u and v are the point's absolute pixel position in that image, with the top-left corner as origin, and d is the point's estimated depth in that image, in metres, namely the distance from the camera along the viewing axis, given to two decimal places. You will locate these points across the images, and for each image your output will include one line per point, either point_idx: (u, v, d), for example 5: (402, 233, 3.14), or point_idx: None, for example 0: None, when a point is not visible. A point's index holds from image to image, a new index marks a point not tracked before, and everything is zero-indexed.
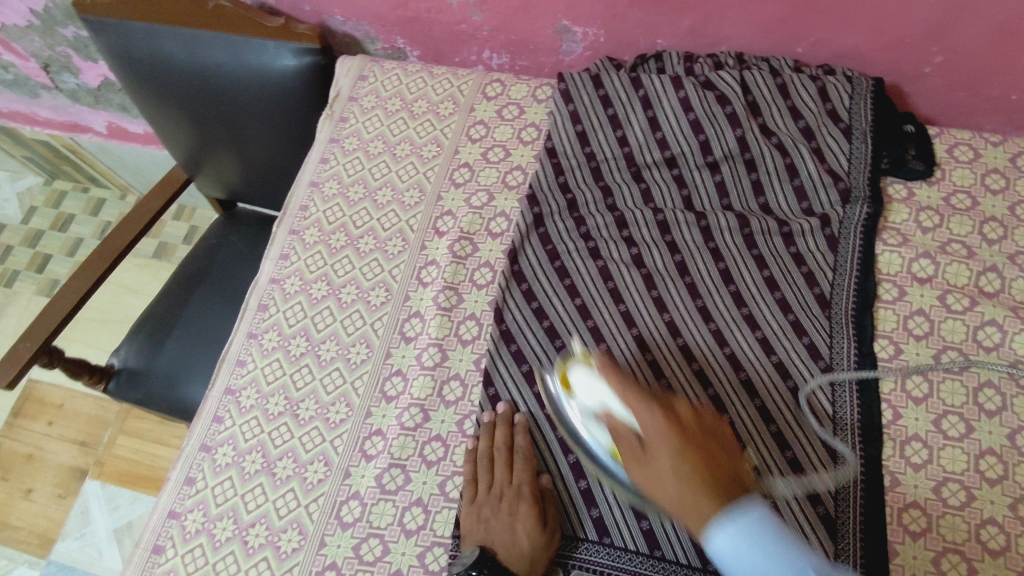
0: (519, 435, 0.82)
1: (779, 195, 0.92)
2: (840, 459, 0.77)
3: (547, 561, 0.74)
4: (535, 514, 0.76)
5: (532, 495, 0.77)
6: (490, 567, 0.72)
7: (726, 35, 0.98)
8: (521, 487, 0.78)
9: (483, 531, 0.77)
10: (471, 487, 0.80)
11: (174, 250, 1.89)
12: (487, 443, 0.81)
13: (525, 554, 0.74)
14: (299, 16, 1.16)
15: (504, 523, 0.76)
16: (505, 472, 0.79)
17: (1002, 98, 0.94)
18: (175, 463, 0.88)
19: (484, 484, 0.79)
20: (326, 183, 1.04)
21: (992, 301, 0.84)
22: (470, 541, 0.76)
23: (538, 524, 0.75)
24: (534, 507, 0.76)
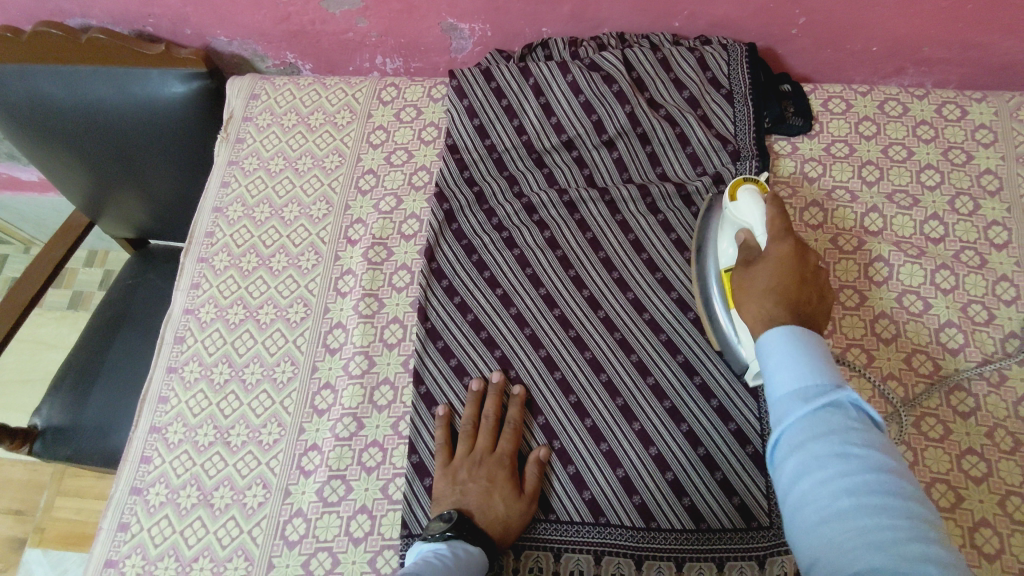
0: (511, 407, 0.84)
1: (675, 163, 0.96)
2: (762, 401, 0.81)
3: (519, 526, 0.77)
4: (512, 483, 0.79)
5: (512, 464, 0.80)
6: (468, 529, 0.74)
7: (605, 17, 1.01)
8: (504, 455, 0.81)
9: (457, 493, 0.78)
10: (447, 452, 0.82)
11: (90, 298, 1.81)
12: (473, 411, 0.84)
13: (500, 517, 0.76)
14: (181, 41, 1.14)
15: (480, 487, 0.78)
16: (489, 440, 0.82)
17: (864, 51, 1.01)
18: (105, 510, 0.85)
19: (463, 450, 0.82)
20: (230, 207, 1.03)
21: (877, 239, 0.90)
22: (445, 502, 0.78)
23: (515, 493, 0.78)
24: (513, 476, 0.80)
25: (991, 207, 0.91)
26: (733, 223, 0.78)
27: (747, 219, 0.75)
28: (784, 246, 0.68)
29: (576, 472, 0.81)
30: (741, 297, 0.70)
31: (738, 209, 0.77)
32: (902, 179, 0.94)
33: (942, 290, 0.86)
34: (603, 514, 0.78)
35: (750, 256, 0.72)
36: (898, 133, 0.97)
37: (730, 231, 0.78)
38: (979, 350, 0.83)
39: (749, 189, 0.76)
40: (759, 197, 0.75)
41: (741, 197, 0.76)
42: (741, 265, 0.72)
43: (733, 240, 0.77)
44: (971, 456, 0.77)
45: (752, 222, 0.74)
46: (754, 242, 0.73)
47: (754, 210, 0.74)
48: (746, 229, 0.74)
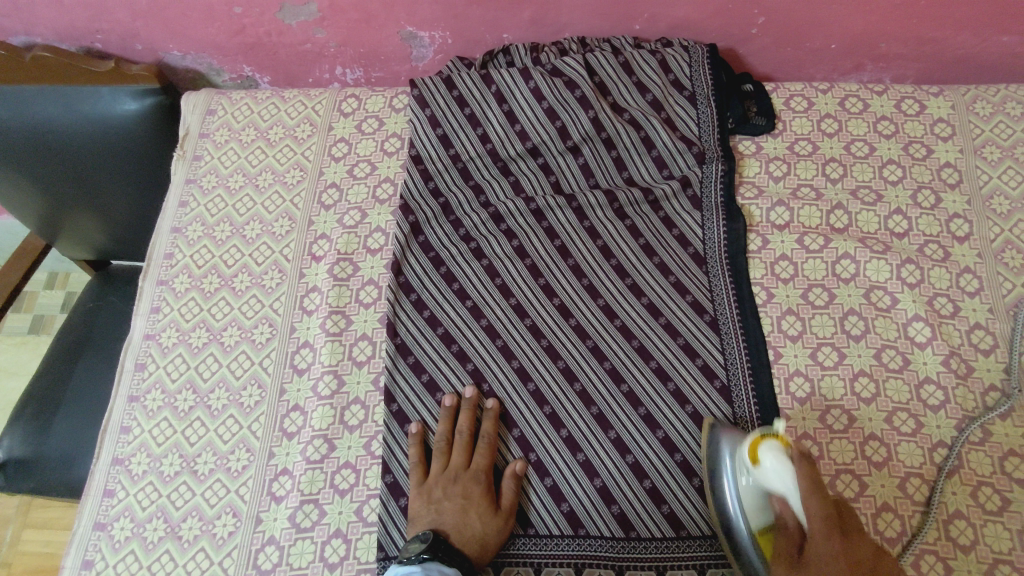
0: (485, 422, 0.82)
1: (641, 167, 0.95)
2: (735, 401, 0.81)
3: (497, 544, 0.75)
4: (488, 500, 0.78)
5: (488, 480, 0.79)
6: (445, 550, 0.72)
7: (566, 21, 1.00)
8: (479, 471, 0.79)
9: (433, 513, 0.77)
10: (421, 471, 0.80)
11: (52, 322, 1.75)
12: (446, 428, 0.82)
13: (477, 536, 0.75)
14: (132, 57, 1.11)
15: (456, 505, 0.77)
16: (464, 456, 0.81)
17: (823, 48, 1.01)
18: (68, 548, 0.81)
19: (438, 468, 0.80)
20: (189, 227, 1.00)
21: (843, 236, 0.91)
22: (420, 523, 0.76)
23: (491, 510, 0.77)
24: (489, 492, 0.78)
25: (952, 200, 0.92)
26: (757, 486, 0.68)
27: (777, 486, 0.65)
28: (819, 527, 0.60)
29: (553, 484, 0.80)
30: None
31: (763, 476, 0.66)
32: (865, 175, 0.95)
33: (908, 285, 0.87)
34: (582, 525, 0.77)
35: (794, 535, 0.63)
36: (859, 129, 0.98)
37: (754, 492, 0.68)
38: (946, 343, 0.83)
39: (772, 450, 0.65)
40: (787, 460, 0.64)
41: (765, 460, 0.65)
42: (784, 562, 0.62)
43: (762, 500, 0.67)
44: (942, 449, 0.78)
45: (784, 491, 0.64)
46: (793, 520, 0.64)
47: (785, 478, 0.64)
48: (779, 497, 0.65)
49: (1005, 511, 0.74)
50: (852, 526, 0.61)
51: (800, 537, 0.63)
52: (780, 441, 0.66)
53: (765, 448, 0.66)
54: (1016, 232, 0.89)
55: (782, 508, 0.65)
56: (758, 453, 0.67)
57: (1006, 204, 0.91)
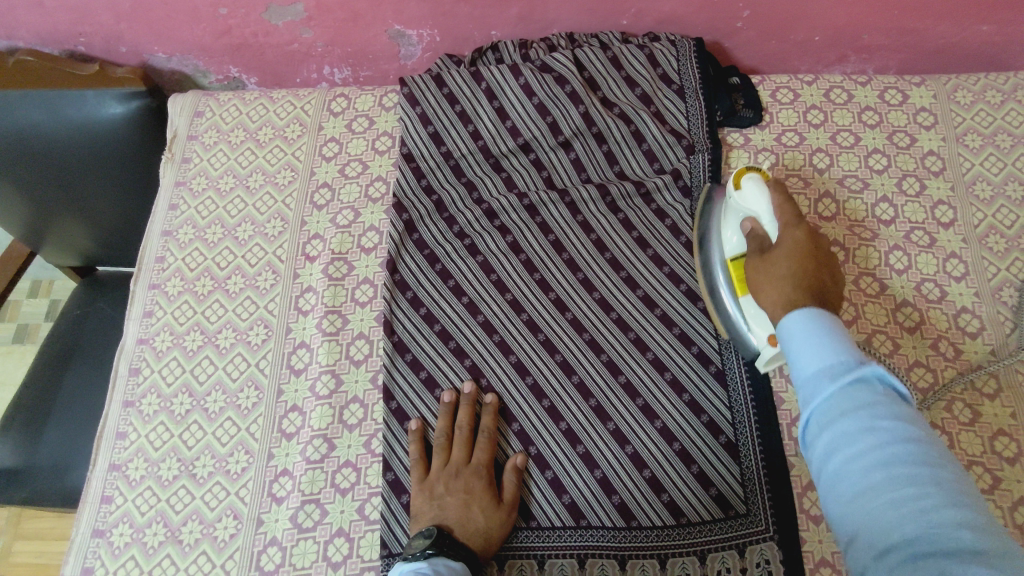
0: (484, 415, 0.83)
1: (632, 160, 0.96)
2: (730, 388, 0.82)
3: (500, 536, 0.76)
4: (490, 493, 0.78)
5: (489, 473, 0.79)
6: (449, 544, 0.72)
7: (554, 18, 1.01)
8: (480, 464, 0.80)
9: (435, 508, 0.77)
10: (422, 466, 0.80)
11: (37, 331, 1.73)
12: (446, 423, 0.83)
13: (480, 529, 0.75)
14: (116, 60, 1.09)
15: (458, 500, 0.77)
16: (464, 450, 0.81)
17: (807, 41, 1.03)
18: (67, 556, 0.81)
19: (439, 463, 0.81)
20: (179, 230, 0.99)
21: (832, 224, 0.92)
22: (424, 518, 0.76)
23: (494, 503, 0.77)
24: (490, 486, 0.79)
25: (937, 187, 0.94)
26: (738, 211, 0.78)
27: (753, 208, 0.75)
28: (796, 235, 0.69)
29: (554, 477, 0.80)
30: (761, 274, 0.69)
31: (744, 200, 0.76)
32: (851, 164, 0.96)
33: (896, 271, 0.89)
34: (584, 516, 0.78)
35: (760, 237, 0.73)
36: (845, 120, 0.99)
37: (737, 224, 0.78)
38: (934, 327, 0.85)
39: (754, 178, 0.76)
40: (768, 188, 0.75)
41: (746, 185, 0.76)
42: (754, 252, 0.72)
43: (738, 230, 0.78)
44: (933, 430, 0.79)
45: (759, 210, 0.74)
46: (762, 229, 0.73)
47: (760, 198, 0.75)
48: (752, 217, 0.75)
49: (996, 489, 0.76)
50: (836, 277, 0.68)
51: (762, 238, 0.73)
52: (761, 175, 0.77)
53: (747, 177, 0.76)
54: (999, 217, 0.91)
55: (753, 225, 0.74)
56: (741, 182, 0.78)
57: (988, 190, 0.93)
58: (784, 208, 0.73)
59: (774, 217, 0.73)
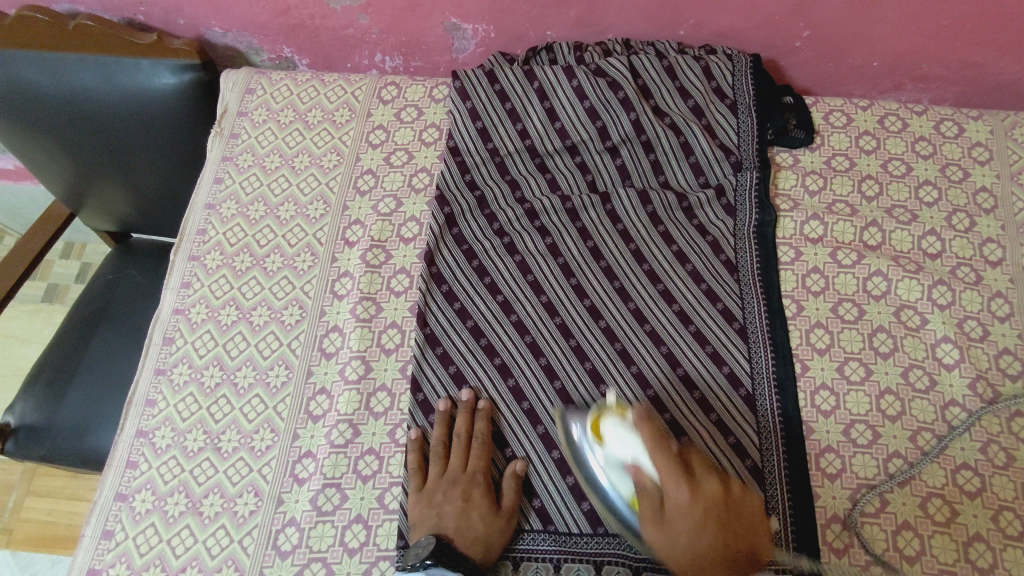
0: (479, 422, 0.82)
1: (677, 173, 0.95)
2: (760, 412, 0.82)
3: (500, 544, 0.75)
4: (489, 500, 0.77)
5: (486, 482, 0.79)
6: (449, 553, 0.72)
7: (611, 23, 1.00)
8: (476, 473, 0.79)
9: (434, 517, 0.76)
10: (420, 476, 0.80)
11: (66, 292, 1.75)
12: (441, 431, 0.82)
13: (480, 537, 0.75)
14: (173, 31, 1.11)
15: (457, 508, 0.77)
16: (460, 459, 0.81)
17: (866, 65, 1.01)
18: (88, 518, 0.82)
19: (435, 473, 0.80)
20: (223, 205, 1.00)
21: (876, 253, 0.91)
22: (423, 528, 0.75)
23: (492, 510, 0.77)
24: (487, 493, 0.78)
25: (987, 225, 0.92)
26: (611, 459, 0.70)
27: (627, 453, 0.68)
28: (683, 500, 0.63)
29: (575, 482, 0.79)
30: (666, 546, 0.64)
31: (612, 448, 0.70)
32: (901, 194, 0.95)
33: (938, 306, 0.87)
34: (603, 523, 0.77)
35: (653, 493, 0.65)
36: (897, 148, 0.98)
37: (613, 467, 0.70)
38: (974, 366, 0.83)
39: (615, 421, 0.71)
40: (632, 427, 0.69)
41: (611, 433, 0.70)
42: (649, 516, 0.65)
43: (620, 471, 0.69)
44: (965, 471, 0.78)
45: (632, 456, 0.67)
46: (647, 479, 0.66)
47: (631, 445, 0.68)
48: (632, 463, 0.67)
49: None
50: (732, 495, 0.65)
51: (657, 493, 0.65)
52: (619, 413, 0.72)
53: (609, 424, 0.71)
54: None
55: (637, 473, 0.66)
56: (603, 432, 0.72)
57: None
58: (648, 435, 0.66)
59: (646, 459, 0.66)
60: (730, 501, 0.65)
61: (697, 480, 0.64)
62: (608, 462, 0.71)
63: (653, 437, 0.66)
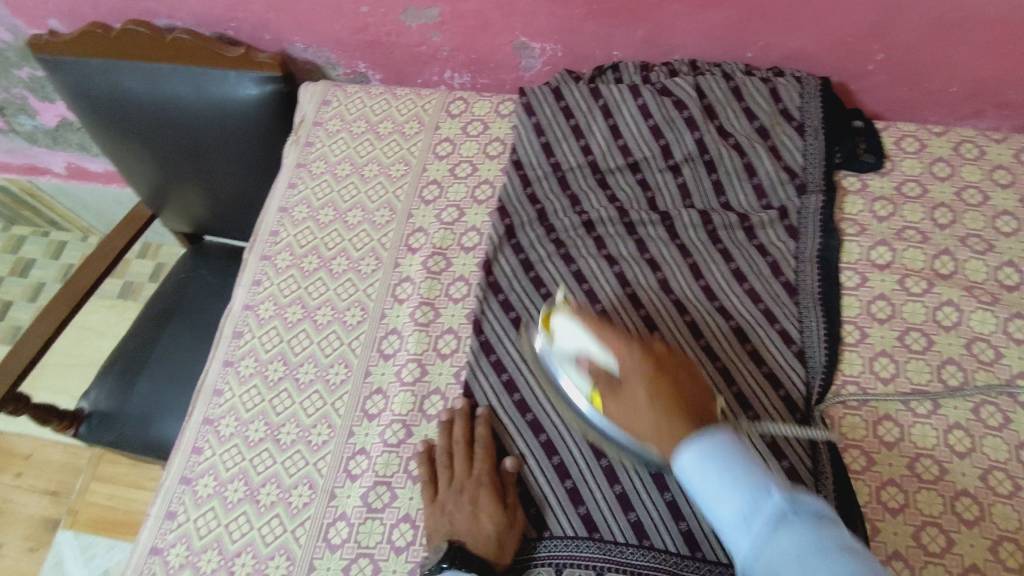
0: (478, 426, 0.82)
1: (739, 193, 0.94)
2: (814, 439, 0.79)
3: (513, 544, 0.75)
4: (497, 500, 0.77)
5: (492, 483, 0.78)
6: (462, 559, 0.72)
7: (679, 43, 1.01)
8: (482, 475, 0.79)
9: (447, 524, 0.77)
10: (431, 485, 0.80)
11: (141, 290, 1.85)
12: (445, 438, 0.82)
13: (492, 539, 0.75)
14: (259, 46, 1.18)
15: (467, 513, 0.77)
16: (465, 463, 0.80)
17: (942, 91, 0.99)
18: (155, 498, 0.86)
19: (444, 480, 0.80)
20: (295, 208, 1.05)
21: (948, 283, 0.88)
22: (438, 535, 0.76)
23: (501, 510, 0.76)
24: (495, 494, 0.77)
25: None
26: (562, 353, 0.78)
27: (579, 345, 0.75)
28: (634, 361, 0.71)
29: (622, 493, 0.77)
30: (628, 415, 0.71)
31: (563, 341, 0.77)
32: (976, 224, 0.92)
33: (1014, 340, 0.83)
34: (648, 537, 0.75)
35: (606, 379, 0.73)
36: (973, 176, 0.95)
37: (569, 364, 0.77)
38: None
39: (563, 316, 0.78)
40: (575, 320, 0.77)
41: (562, 328, 0.77)
42: (608, 393, 0.72)
43: (578, 372, 0.76)
44: None
45: (581, 345, 0.75)
46: (602, 366, 0.73)
47: (575, 335, 0.76)
48: (585, 357, 0.75)
49: None
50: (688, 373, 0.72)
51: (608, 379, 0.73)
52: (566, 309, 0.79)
53: (556, 317, 0.79)
54: None
55: (591, 366, 0.74)
56: (555, 324, 0.79)
57: None
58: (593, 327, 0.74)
59: (597, 344, 0.73)
60: (679, 369, 0.72)
61: (648, 347, 0.72)
62: (563, 358, 0.78)
63: (600, 329, 0.74)
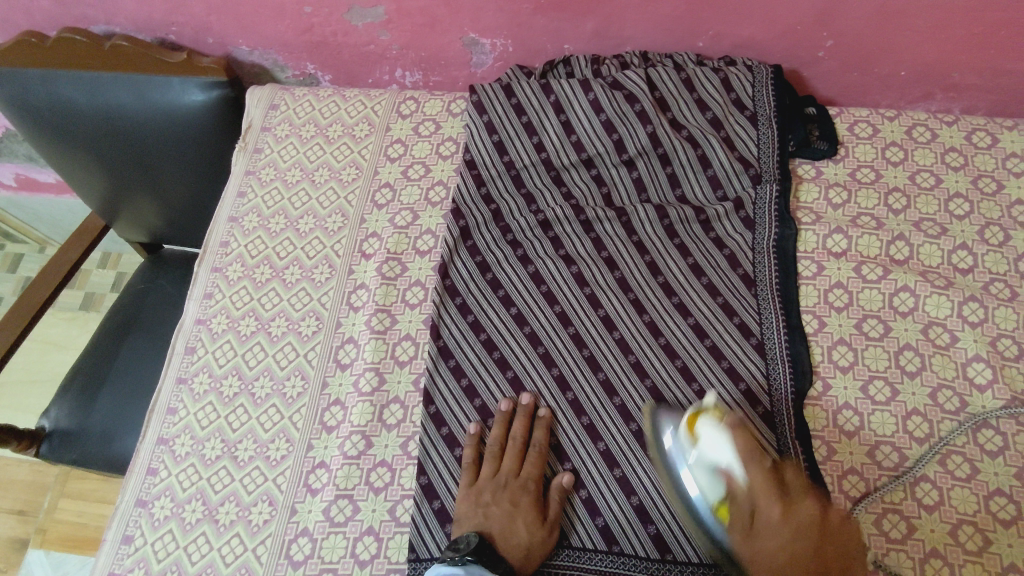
0: (537, 429, 0.82)
1: (694, 186, 0.94)
2: (778, 430, 0.79)
3: (542, 554, 0.75)
4: (536, 509, 0.77)
5: (537, 491, 0.78)
6: (488, 556, 0.72)
7: (629, 35, 1.00)
8: (529, 480, 0.79)
9: (480, 516, 0.77)
10: (473, 472, 0.80)
11: (102, 300, 1.80)
12: (500, 431, 0.82)
13: (522, 543, 0.74)
14: (203, 49, 1.14)
15: (504, 512, 0.77)
16: (515, 463, 0.80)
17: (893, 75, 0.99)
18: (110, 522, 0.84)
19: (489, 471, 0.80)
20: (245, 217, 1.02)
21: (903, 268, 0.88)
22: (467, 525, 0.76)
23: (538, 519, 0.76)
24: (536, 502, 0.77)
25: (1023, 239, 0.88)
26: (700, 458, 0.69)
27: (718, 457, 0.67)
28: (777, 513, 0.64)
29: (588, 498, 0.79)
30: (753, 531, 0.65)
31: (704, 447, 0.69)
32: (929, 207, 0.92)
33: (969, 323, 0.84)
34: (616, 542, 0.76)
35: (743, 505, 0.66)
36: (926, 160, 0.95)
37: (705, 470, 0.68)
38: (1008, 387, 0.80)
39: (710, 422, 0.70)
40: (727, 428, 0.68)
41: (706, 432, 0.69)
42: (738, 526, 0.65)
43: (710, 477, 0.68)
44: (999, 497, 0.74)
45: (728, 461, 0.66)
46: (738, 486, 0.66)
47: (722, 445, 0.67)
48: (724, 468, 0.67)
49: None
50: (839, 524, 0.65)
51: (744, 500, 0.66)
52: (715, 416, 0.71)
53: (703, 421, 0.70)
54: None
55: (729, 478, 0.66)
56: (699, 426, 0.70)
57: None
58: (745, 445, 0.66)
59: (742, 470, 0.66)
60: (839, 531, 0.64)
61: (792, 500, 0.65)
62: (698, 465, 0.69)
63: (749, 448, 0.66)
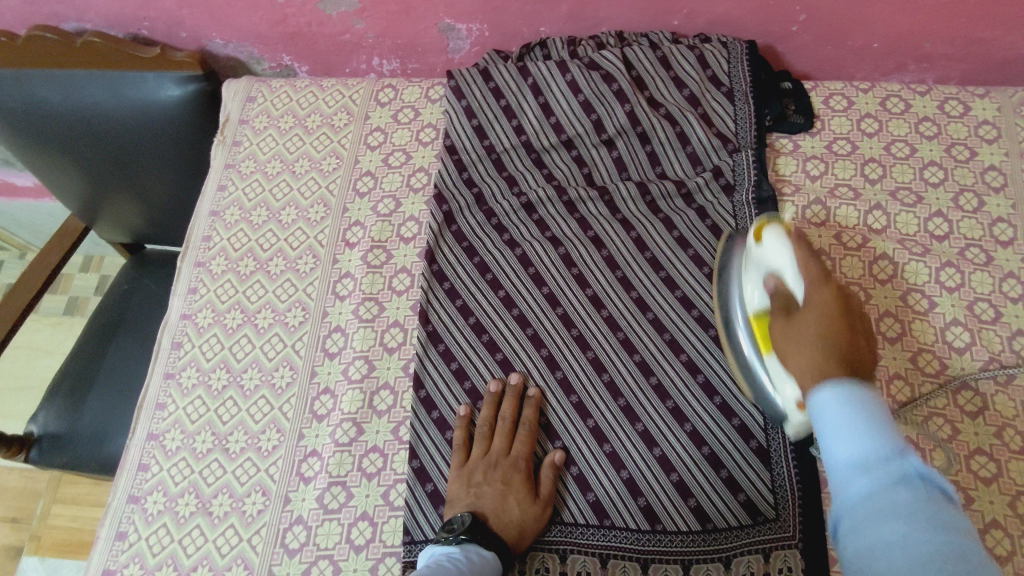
0: (527, 408, 0.82)
1: (675, 162, 0.95)
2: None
3: (535, 532, 0.76)
4: (528, 488, 0.77)
5: (528, 469, 0.79)
6: (482, 533, 0.72)
7: (605, 16, 1.00)
8: (519, 458, 0.79)
9: (471, 496, 0.77)
10: (463, 453, 0.81)
11: (86, 304, 1.79)
12: (490, 412, 0.83)
13: (515, 521, 0.75)
14: (177, 44, 1.13)
15: (496, 491, 0.77)
16: (505, 442, 0.81)
17: (866, 47, 1.00)
18: (103, 519, 0.84)
19: (479, 452, 0.81)
20: (226, 211, 1.02)
21: (881, 237, 0.89)
22: (460, 505, 0.77)
23: (530, 497, 0.77)
24: (528, 481, 0.78)
25: (996, 204, 0.90)
26: (759, 265, 0.72)
27: (775, 262, 0.70)
28: (823, 291, 0.64)
29: (579, 474, 0.80)
30: (793, 339, 0.62)
31: (766, 254, 0.71)
32: (905, 176, 0.93)
33: (947, 288, 0.85)
34: (608, 516, 0.77)
35: (785, 304, 0.66)
36: (900, 130, 0.96)
37: (757, 272, 0.72)
38: (986, 349, 0.81)
39: (776, 232, 0.71)
40: (792, 241, 0.69)
41: (768, 239, 0.71)
42: (782, 314, 0.66)
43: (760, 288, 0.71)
44: (979, 456, 0.76)
45: (784, 266, 0.68)
46: (787, 290, 0.67)
47: (783, 252, 0.69)
48: (775, 274, 0.69)
49: None
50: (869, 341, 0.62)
51: (788, 307, 0.66)
52: (783, 227, 0.72)
53: (769, 231, 0.71)
54: None
55: (780, 285, 0.68)
56: (762, 235, 0.73)
57: None
58: (807, 258, 0.67)
59: (798, 279, 0.67)
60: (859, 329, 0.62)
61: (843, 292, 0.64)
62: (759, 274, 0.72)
63: (812, 262, 0.67)
